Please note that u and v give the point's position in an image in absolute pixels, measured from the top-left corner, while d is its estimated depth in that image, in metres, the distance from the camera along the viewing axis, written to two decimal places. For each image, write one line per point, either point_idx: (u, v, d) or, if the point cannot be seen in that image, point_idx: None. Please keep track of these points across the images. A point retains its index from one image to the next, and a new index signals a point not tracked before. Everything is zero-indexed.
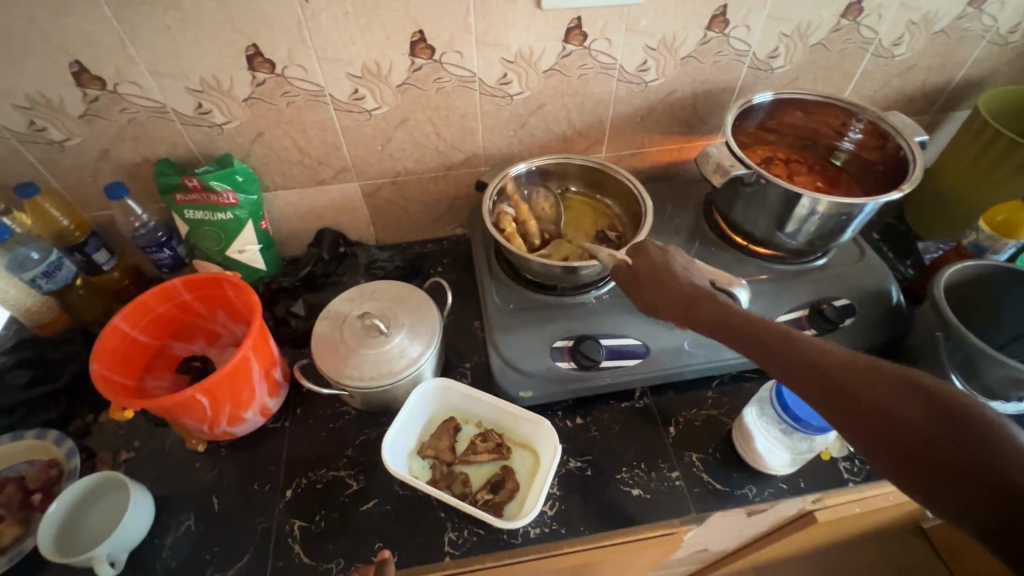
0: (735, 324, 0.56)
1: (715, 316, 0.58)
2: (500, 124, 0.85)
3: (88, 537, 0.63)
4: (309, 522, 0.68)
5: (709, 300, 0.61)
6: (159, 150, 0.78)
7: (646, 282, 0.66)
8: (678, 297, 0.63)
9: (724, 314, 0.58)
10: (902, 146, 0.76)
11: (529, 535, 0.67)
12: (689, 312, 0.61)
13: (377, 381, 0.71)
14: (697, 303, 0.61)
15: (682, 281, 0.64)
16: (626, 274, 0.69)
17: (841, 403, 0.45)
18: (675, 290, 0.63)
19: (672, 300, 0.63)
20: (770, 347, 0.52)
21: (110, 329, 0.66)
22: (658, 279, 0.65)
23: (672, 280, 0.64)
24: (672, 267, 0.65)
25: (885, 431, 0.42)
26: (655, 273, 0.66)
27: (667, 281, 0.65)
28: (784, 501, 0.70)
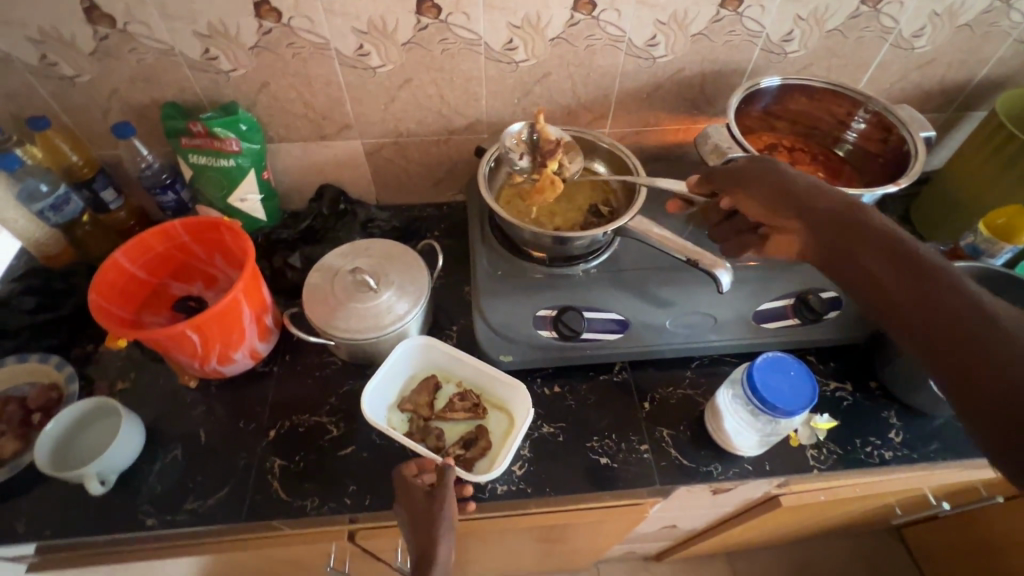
0: (862, 232, 0.58)
1: (843, 222, 0.59)
2: (504, 90, 0.84)
3: (84, 454, 0.67)
4: (289, 461, 0.71)
5: (842, 203, 0.60)
6: (167, 94, 0.79)
7: (759, 180, 0.66)
8: (798, 195, 0.63)
9: (853, 222, 0.58)
10: (908, 139, 0.75)
11: (496, 492, 0.70)
12: (806, 212, 0.62)
13: (363, 333, 0.73)
14: (816, 207, 0.61)
15: (809, 183, 0.63)
16: (727, 173, 0.68)
17: (955, 343, 0.47)
18: (799, 187, 0.63)
19: (787, 198, 0.63)
20: (891, 260, 0.54)
21: (110, 262, 0.69)
22: (775, 179, 0.65)
23: (801, 181, 0.64)
24: (796, 176, 0.64)
25: (965, 352, 0.46)
26: (775, 175, 0.65)
27: (792, 186, 0.63)
28: (747, 481, 0.71)
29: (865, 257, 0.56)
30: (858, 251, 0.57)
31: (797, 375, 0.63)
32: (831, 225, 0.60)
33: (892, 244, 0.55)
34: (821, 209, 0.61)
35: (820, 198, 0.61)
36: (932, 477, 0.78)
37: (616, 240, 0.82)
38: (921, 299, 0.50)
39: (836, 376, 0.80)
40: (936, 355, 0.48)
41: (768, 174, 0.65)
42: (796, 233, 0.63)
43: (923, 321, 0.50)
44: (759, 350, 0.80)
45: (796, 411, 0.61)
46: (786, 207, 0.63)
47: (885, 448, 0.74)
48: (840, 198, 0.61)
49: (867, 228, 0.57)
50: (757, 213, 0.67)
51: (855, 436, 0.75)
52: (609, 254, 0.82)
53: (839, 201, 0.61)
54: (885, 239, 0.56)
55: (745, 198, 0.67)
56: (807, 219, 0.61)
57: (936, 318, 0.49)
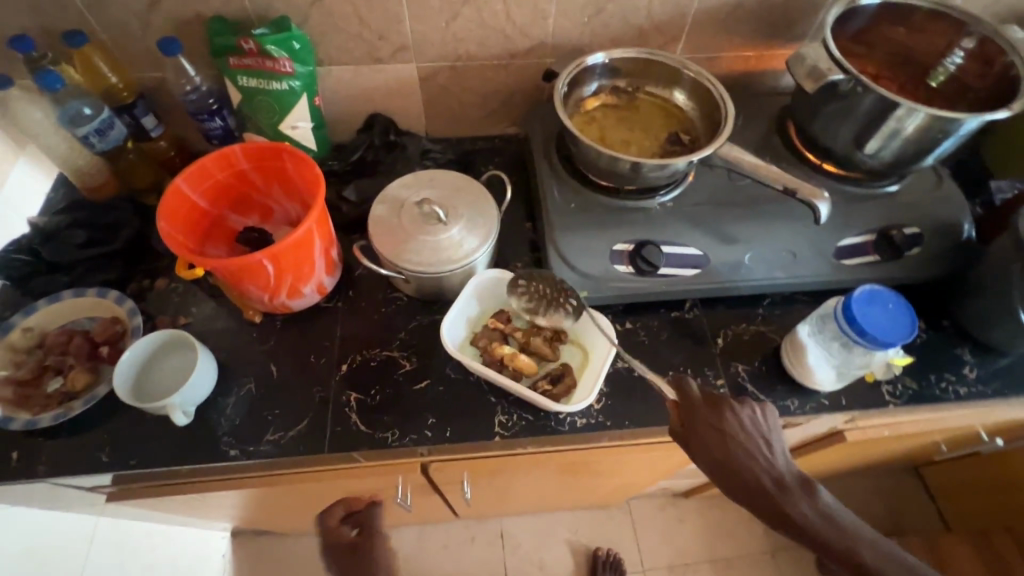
0: (766, 489, 0.58)
1: (753, 484, 0.58)
2: (574, 8, 0.78)
3: (161, 386, 0.65)
4: (365, 395, 0.70)
5: (753, 460, 0.58)
6: (213, 7, 0.73)
7: (700, 440, 0.58)
8: (721, 458, 0.58)
9: (772, 496, 0.57)
10: (1015, 62, 0.70)
11: (576, 425, 0.69)
12: (717, 470, 0.58)
13: (436, 267, 0.71)
14: (735, 476, 0.58)
15: (722, 445, 0.58)
16: (689, 425, 0.59)
17: None
18: (706, 451, 0.58)
19: (704, 462, 0.58)
20: (777, 512, 0.57)
21: (173, 189, 0.65)
22: (714, 446, 0.58)
23: (722, 432, 0.59)
24: (732, 436, 0.59)
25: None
26: (721, 440, 0.58)
27: (731, 459, 0.58)
28: (823, 415, 0.72)
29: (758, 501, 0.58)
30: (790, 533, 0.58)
31: (894, 307, 0.62)
32: (736, 486, 0.58)
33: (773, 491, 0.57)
34: (742, 467, 0.58)
35: (755, 471, 0.58)
36: (998, 413, 0.78)
37: (689, 175, 0.78)
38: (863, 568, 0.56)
39: None
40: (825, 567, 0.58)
41: (712, 436, 0.58)
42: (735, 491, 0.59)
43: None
44: (834, 288, 0.79)
45: (896, 342, 0.60)
46: (710, 469, 0.59)
47: (960, 384, 0.74)
48: (754, 454, 0.59)
49: (795, 508, 0.57)
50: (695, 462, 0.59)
51: (930, 372, 0.75)
52: (680, 190, 0.78)
53: (747, 455, 0.58)
54: (772, 493, 0.57)
55: (705, 450, 0.58)
56: (725, 480, 0.58)
57: None
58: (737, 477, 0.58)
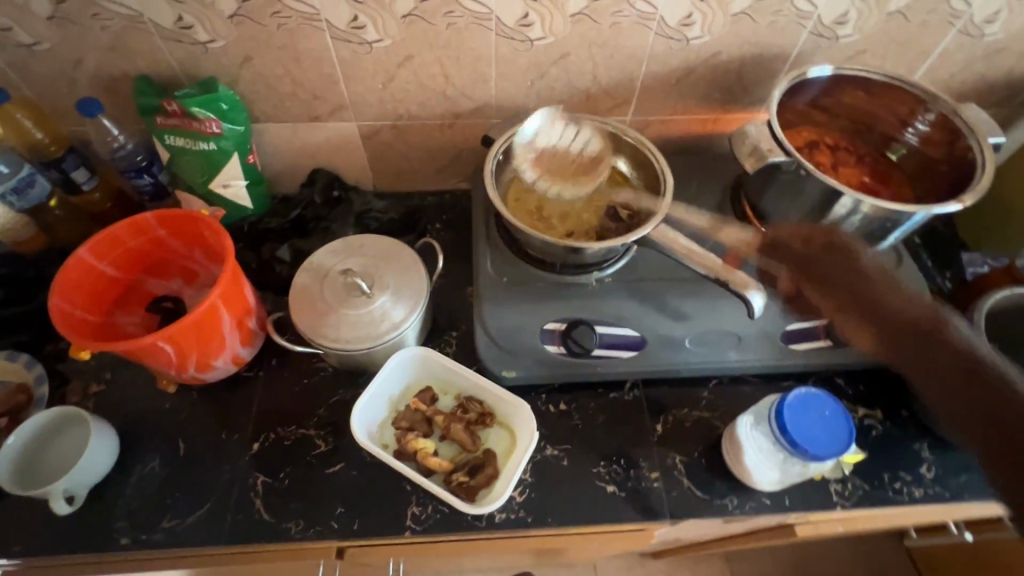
0: (914, 318, 0.55)
1: (883, 318, 0.56)
2: (517, 72, 0.75)
3: (52, 467, 0.62)
4: (274, 478, 0.66)
5: (868, 266, 0.60)
6: (138, 66, 0.71)
7: (791, 256, 0.65)
8: (843, 255, 0.61)
9: (907, 311, 0.55)
10: (973, 146, 0.67)
11: (494, 520, 0.65)
12: (838, 284, 0.60)
13: (354, 344, 0.67)
14: (880, 304, 0.57)
15: (839, 254, 0.61)
16: (798, 256, 0.64)
17: (965, 402, 0.49)
18: (833, 262, 0.61)
19: (819, 277, 0.61)
20: (916, 323, 0.54)
21: (74, 261, 0.62)
22: (834, 250, 0.62)
23: (840, 243, 0.62)
24: (873, 262, 0.59)
25: (988, 433, 0.47)
26: (847, 258, 0.61)
27: (868, 269, 0.59)
28: (764, 516, 0.66)
29: (900, 345, 0.55)
30: (935, 361, 0.52)
31: (830, 415, 0.59)
32: (844, 306, 0.59)
33: (914, 319, 0.55)
34: (852, 270, 0.60)
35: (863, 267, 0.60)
36: (960, 514, 0.72)
37: (634, 246, 0.74)
38: (976, 378, 0.49)
39: (865, 402, 0.74)
40: (957, 418, 0.50)
41: (841, 259, 0.61)
42: (836, 308, 0.60)
43: (962, 395, 0.50)
44: (784, 371, 0.74)
45: (825, 456, 0.57)
46: (825, 285, 0.61)
47: (916, 485, 0.69)
48: (875, 266, 0.60)
49: (925, 321, 0.54)
50: (824, 305, 0.61)
51: (883, 470, 0.69)
52: (624, 262, 0.73)
53: (878, 283, 0.58)
54: (910, 323, 0.54)
55: (814, 276, 0.61)
56: (843, 303, 0.59)
57: (982, 408, 0.48)
58: (854, 299, 0.59)
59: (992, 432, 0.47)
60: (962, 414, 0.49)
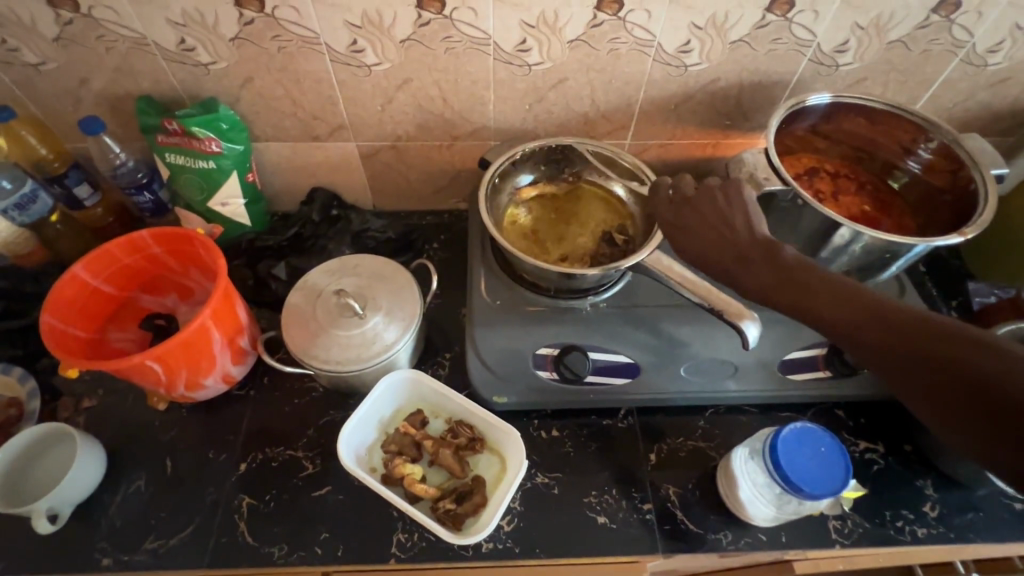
0: (807, 282, 0.55)
1: (774, 279, 0.57)
2: (514, 96, 0.75)
3: (38, 483, 0.62)
4: (259, 500, 0.66)
5: (738, 225, 0.61)
6: (141, 86, 0.72)
7: (676, 241, 0.64)
8: (712, 223, 0.62)
9: (801, 271, 0.56)
10: (976, 178, 0.66)
11: (481, 549, 0.63)
12: (728, 259, 0.60)
13: (344, 366, 0.67)
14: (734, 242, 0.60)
15: (701, 227, 0.62)
16: (665, 223, 0.65)
17: (887, 346, 0.49)
18: (714, 240, 0.61)
19: (710, 258, 0.61)
20: (816, 289, 0.54)
21: (68, 277, 0.63)
22: (692, 215, 0.64)
23: (708, 207, 0.63)
24: (726, 210, 0.62)
25: (920, 382, 0.47)
26: (716, 223, 0.62)
27: (731, 232, 0.60)
28: (759, 553, 0.64)
29: (807, 313, 0.54)
30: (823, 312, 0.53)
31: (826, 451, 0.58)
32: (743, 284, 0.59)
33: (792, 271, 0.56)
34: (727, 237, 0.61)
35: (729, 233, 0.61)
36: (967, 555, 0.70)
37: (630, 271, 0.74)
38: (871, 319, 0.50)
39: (866, 435, 0.72)
40: (881, 366, 0.50)
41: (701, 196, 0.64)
42: (734, 275, 0.59)
43: (880, 350, 0.50)
44: (783, 401, 0.72)
45: (823, 494, 0.55)
46: (711, 263, 0.61)
47: (918, 524, 0.66)
48: (741, 217, 0.61)
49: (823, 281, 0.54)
50: (695, 234, 0.62)
51: (884, 507, 0.67)
52: (622, 286, 0.73)
53: (736, 224, 0.61)
54: (805, 288, 0.55)
55: (692, 220, 0.63)
56: (742, 279, 0.59)
57: (892, 343, 0.49)
58: (752, 276, 0.58)
59: (924, 379, 0.47)
60: (892, 367, 0.49)
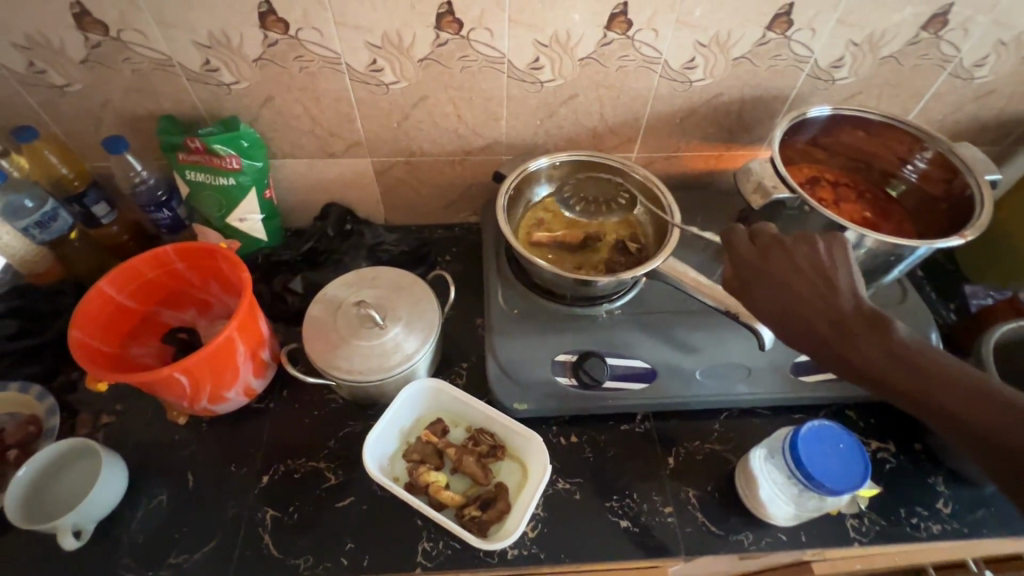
0: (923, 370, 0.51)
1: (874, 353, 0.53)
2: (526, 111, 0.78)
3: (62, 499, 0.61)
4: (283, 512, 0.66)
5: (839, 286, 0.57)
6: (164, 106, 0.74)
7: (757, 293, 0.59)
8: (812, 280, 0.57)
9: (915, 356, 0.52)
10: (971, 183, 0.69)
11: (507, 556, 0.64)
12: (827, 328, 0.55)
13: (366, 376, 0.67)
14: (833, 305, 0.56)
15: (799, 286, 0.57)
16: (748, 265, 0.61)
17: (998, 446, 0.47)
18: (814, 304, 0.56)
19: (804, 322, 0.56)
20: (933, 381, 0.51)
21: (94, 292, 0.63)
22: (783, 267, 0.59)
23: (803, 259, 0.59)
24: (823, 269, 0.58)
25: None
26: (811, 281, 0.57)
27: (828, 294, 0.56)
28: (780, 553, 0.65)
29: (916, 400, 0.51)
30: (932, 399, 0.51)
31: (843, 449, 0.59)
32: (841, 358, 0.54)
33: (898, 348, 0.53)
34: (828, 300, 0.56)
35: (825, 295, 0.56)
36: (979, 551, 0.71)
37: (643, 278, 0.76)
38: (983, 414, 0.48)
39: (877, 435, 0.74)
40: (1001, 474, 0.47)
41: (793, 249, 0.59)
42: (828, 341, 0.55)
43: (988, 448, 0.48)
44: (796, 403, 0.74)
45: (843, 490, 0.56)
46: (806, 328, 0.56)
47: (932, 520, 0.68)
48: (841, 279, 0.57)
49: (931, 365, 0.51)
50: (789, 290, 0.57)
51: (898, 505, 0.69)
52: (634, 294, 0.75)
53: (834, 285, 0.57)
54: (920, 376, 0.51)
55: (786, 273, 0.58)
56: (841, 351, 0.54)
57: (1007, 442, 0.47)
58: (855, 349, 0.54)
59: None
60: (1009, 477, 0.47)
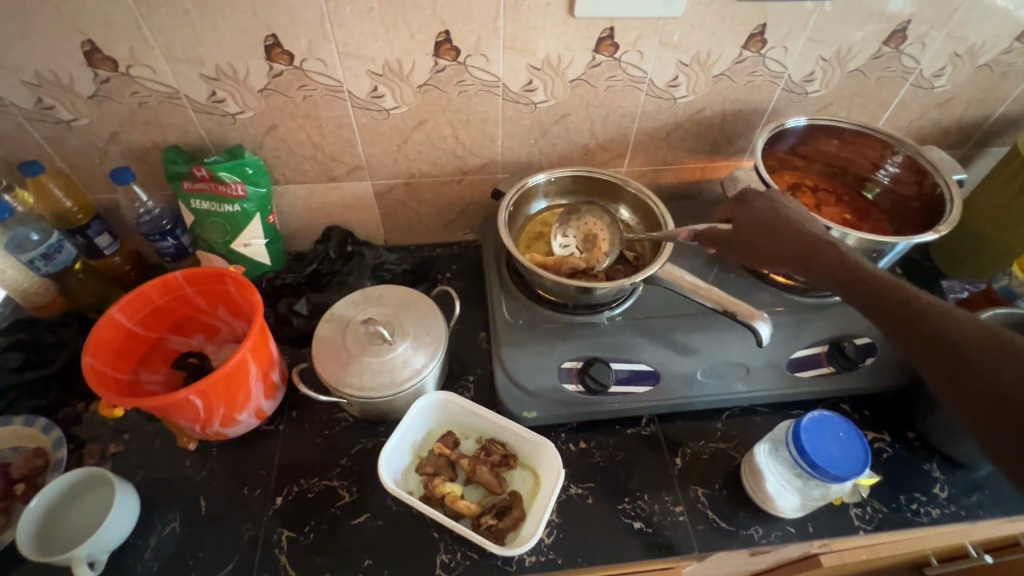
0: (887, 289, 0.54)
1: (823, 269, 0.59)
2: (521, 131, 0.82)
3: (75, 528, 0.61)
4: (299, 533, 0.66)
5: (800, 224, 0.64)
6: (169, 137, 0.76)
7: (749, 230, 0.67)
8: (776, 220, 0.65)
9: (875, 278, 0.56)
10: (940, 184, 0.74)
11: (524, 563, 0.64)
12: (790, 248, 0.63)
13: (377, 392, 0.68)
14: (784, 231, 0.64)
15: (800, 227, 0.63)
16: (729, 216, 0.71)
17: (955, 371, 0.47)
18: (800, 237, 0.63)
19: (787, 251, 0.63)
20: (923, 307, 0.51)
21: (106, 319, 0.64)
22: (750, 215, 0.68)
23: (764, 207, 0.67)
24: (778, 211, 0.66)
25: (993, 411, 0.44)
26: (771, 216, 0.66)
27: (783, 223, 0.65)
28: (790, 545, 0.67)
29: (895, 319, 0.52)
30: (879, 310, 0.54)
31: (843, 437, 0.62)
32: (839, 277, 0.58)
33: (851, 268, 0.57)
34: (795, 231, 0.63)
35: (788, 226, 0.64)
36: (979, 534, 0.73)
37: (641, 286, 0.79)
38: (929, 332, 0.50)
39: (872, 425, 0.77)
40: (944, 375, 0.48)
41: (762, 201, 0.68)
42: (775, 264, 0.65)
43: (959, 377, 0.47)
44: (793, 399, 0.77)
45: (846, 476, 0.59)
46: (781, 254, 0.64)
47: (932, 505, 0.70)
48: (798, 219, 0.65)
49: (889, 288, 0.54)
50: (739, 229, 0.68)
51: (899, 492, 0.71)
52: (633, 300, 0.78)
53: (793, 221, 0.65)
54: (914, 304, 0.51)
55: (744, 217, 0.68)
56: (813, 270, 0.61)
57: (934, 348, 0.49)
58: (830, 266, 0.59)
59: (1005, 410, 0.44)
60: (953, 383, 0.47)
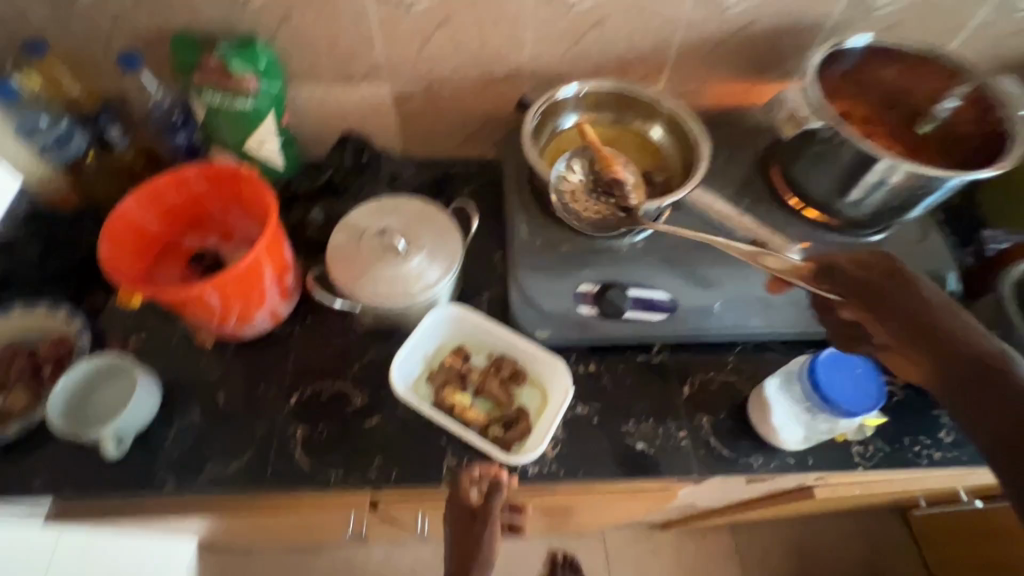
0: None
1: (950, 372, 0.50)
2: (553, 37, 0.76)
3: (102, 409, 0.64)
4: (312, 430, 0.68)
5: (944, 315, 0.53)
6: (178, 22, 0.71)
7: (888, 293, 0.56)
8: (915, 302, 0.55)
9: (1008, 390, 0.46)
10: (1009, 118, 0.68)
11: (527, 473, 0.67)
12: (922, 336, 0.53)
13: (392, 300, 0.68)
14: (917, 317, 0.54)
15: (946, 311, 0.53)
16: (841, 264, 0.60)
17: None
18: (942, 322, 0.53)
19: (918, 328, 0.53)
20: None
21: (119, 212, 0.64)
22: (886, 287, 0.57)
23: (896, 286, 0.57)
24: (919, 295, 0.55)
25: None
26: (907, 295, 0.56)
27: (920, 307, 0.54)
28: (787, 475, 0.69)
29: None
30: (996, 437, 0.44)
31: (860, 375, 0.62)
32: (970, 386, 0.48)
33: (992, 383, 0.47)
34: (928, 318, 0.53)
35: (931, 315, 0.53)
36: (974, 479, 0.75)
37: (666, 212, 0.75)
38: None
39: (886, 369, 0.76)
40: None
41: (888, 278, 0.57)
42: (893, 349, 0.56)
43: None
44: (810, 338, 0.75)
45: (856, 412, 0.60)
46: (911, 329, 0.54)
47: (935, 449, 0.71)
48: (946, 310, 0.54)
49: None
50: (857, 307, 0.59)
51: (904, 434, 0.71)
52: (655, 228, 0.75)
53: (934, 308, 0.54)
54: None
55: (864, 291, 0.58)
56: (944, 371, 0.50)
57: None
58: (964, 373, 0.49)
59: None
60: None
